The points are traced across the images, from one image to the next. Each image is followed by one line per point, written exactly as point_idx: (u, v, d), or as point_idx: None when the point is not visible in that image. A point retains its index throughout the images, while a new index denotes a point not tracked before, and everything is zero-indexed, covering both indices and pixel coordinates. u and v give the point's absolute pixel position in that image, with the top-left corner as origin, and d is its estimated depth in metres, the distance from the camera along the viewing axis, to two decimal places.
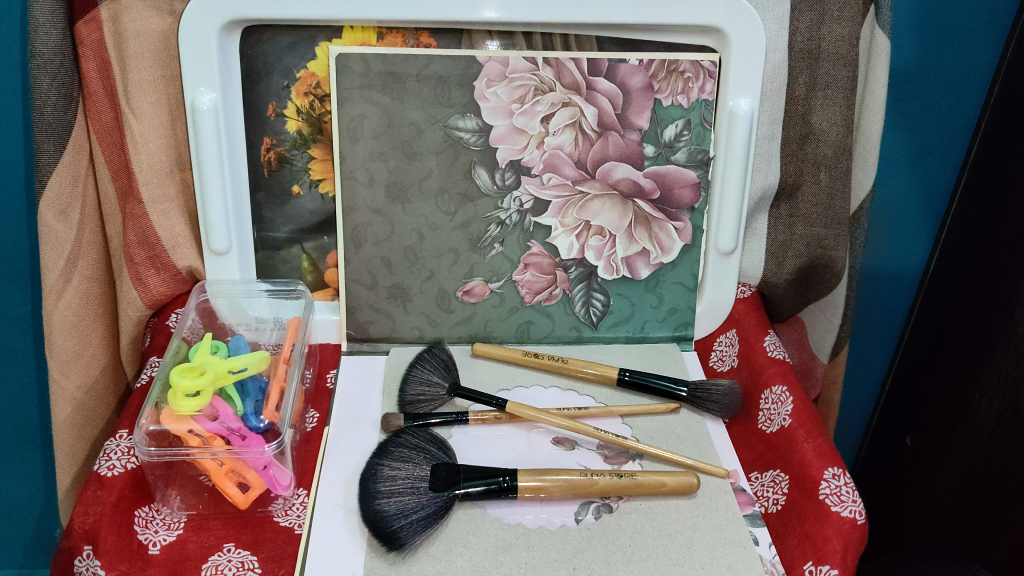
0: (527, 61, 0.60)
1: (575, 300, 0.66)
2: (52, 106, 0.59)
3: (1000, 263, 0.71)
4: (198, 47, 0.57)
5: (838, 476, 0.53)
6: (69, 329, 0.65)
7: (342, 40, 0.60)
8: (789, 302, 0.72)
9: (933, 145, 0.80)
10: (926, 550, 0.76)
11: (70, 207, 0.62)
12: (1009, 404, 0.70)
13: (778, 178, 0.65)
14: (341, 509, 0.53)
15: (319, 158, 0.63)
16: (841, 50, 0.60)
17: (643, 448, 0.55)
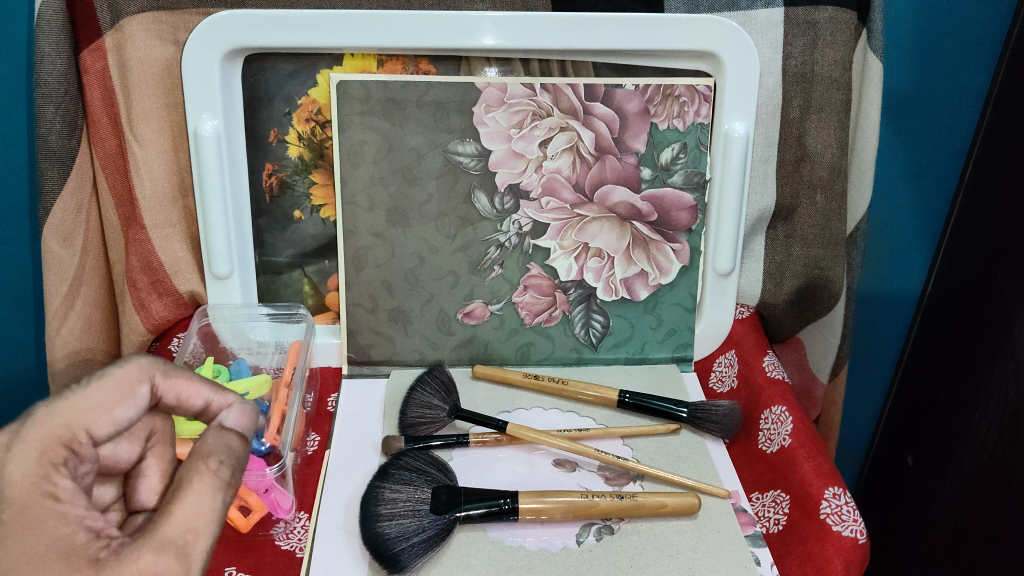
0: (525, 87, 0.61)
1: (575, 321, 0.67)
2: (56, 133, 0.60)
3: (998, 284, 0.72)
4: (202, 75, 0.58)
5: (838, 495, 0.53)
6: (71, 355, 0.65)
7: (342, 67, 0.61)
8: (788, 323, 0.72)
9: (928, 166, 0.81)
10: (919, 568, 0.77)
11: (73, 233, 0.63)
12: (1008, 424, 0.70)
13: (773, 201, 0.66)
14: (342, 532, 0.52)
15: (320, 183, 0.64)
16: (835, 73, 0.61)
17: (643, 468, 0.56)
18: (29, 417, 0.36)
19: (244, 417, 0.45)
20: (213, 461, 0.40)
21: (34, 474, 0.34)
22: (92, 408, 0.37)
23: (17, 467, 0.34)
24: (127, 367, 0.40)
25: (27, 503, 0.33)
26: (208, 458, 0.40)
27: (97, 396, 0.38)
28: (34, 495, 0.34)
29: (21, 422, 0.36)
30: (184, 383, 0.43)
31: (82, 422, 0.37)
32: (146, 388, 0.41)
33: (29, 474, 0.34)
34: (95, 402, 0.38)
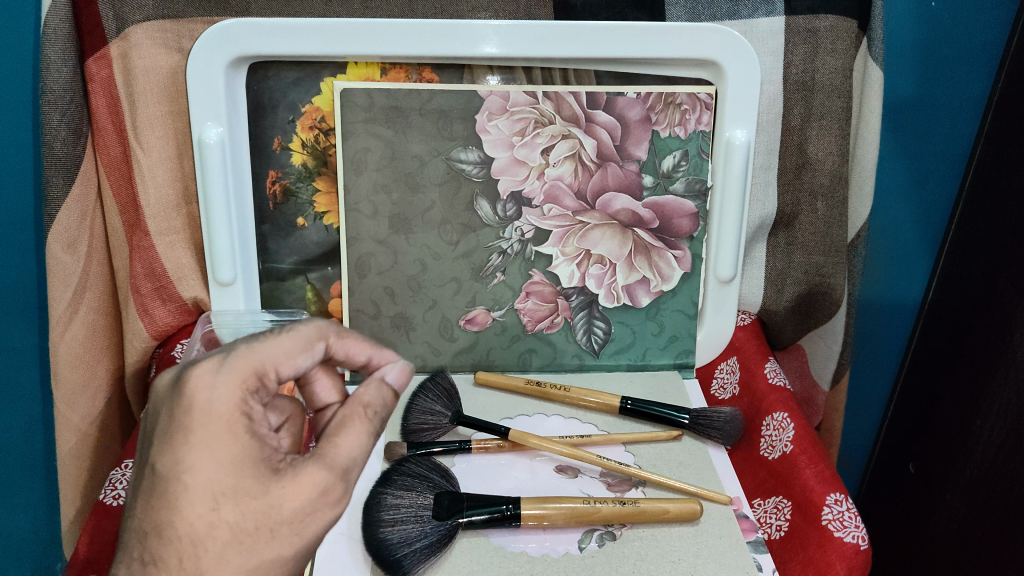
0: (528, 95, 0.61)
1: (577, 327, 0.67)
2: (62, 140, 0.60)
3: (999, 291, 0.72)
4: (206, 83, 0.59)
5: (840, 501, 0.53)
6: (75, 361, 0.65)
7: (346, 75, 0.61)
8: (790, 329, 0.72)
9: (929, 174, 0.81)
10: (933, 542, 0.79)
11: (78, 239, 0.63)
12: (1010, 431, 0.70)
13: (775, 208, 0.66)
14: (344, 538, 0.52)
15: (323, 191, 0.64)
16: (836, 81, 0.61)
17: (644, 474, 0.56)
18: (232, 349, 0.39)
19: (404, 375, 0.45)
20: (369, 409, 0.42)
21: (230, 398, 0.37)
22: (281, 351, 0.40)
23: (217, 390, 0.37)
24: (310, 322, 0.43)
25: (223, 420, 0.37)
26: (365, 407, 0.42)
27: (283, 343, 0.40)
28: (232, 415, 0.37)
29: (225, 353, 0.39)
30: (349, 342, 0.44)
31: (272, 362, 0.40)
32: (323, 344, 0.43)
33: (233, 397, 0.37)
34: (280, 347, 0.40)
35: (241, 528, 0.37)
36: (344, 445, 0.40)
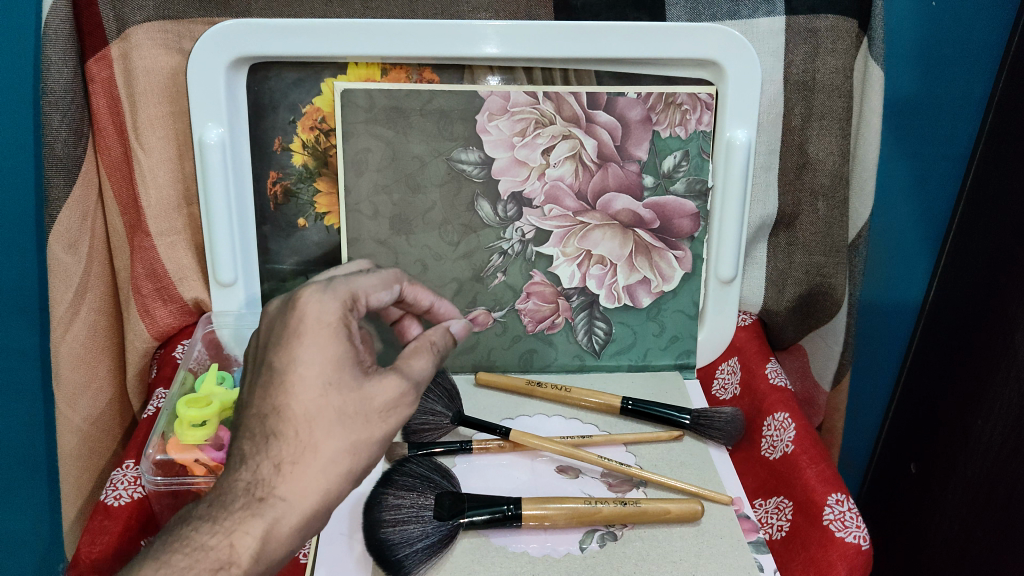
0: (528, 95, 0.61)
1: (579, 327, 0.67)
2: (63, 141, 0.60)
3: (1000, 291, 0.72)
4: (207, 84, 0.59)
5: (841, 501, 0.53)
6: (76, 361, 0.65)
7: (346, 76, 0.61)
8: (790, 330, 0.72)
9: (931, 173, 0.81)
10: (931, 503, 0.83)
11: (79, 240, 0.63)
12: (1012, 430, 0.70)
13: (776, 208, 0.66)
14: (346, 538, 0.52)
15: (324, 191, 0.64)
16: (836, 81, 0.61)
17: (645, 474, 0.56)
18: (332, 281, 0.50)
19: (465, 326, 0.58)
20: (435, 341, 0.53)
21: (334, 310, 0.48)
22: (372, 286, 0.52)
23: (325, 304, 0.48)
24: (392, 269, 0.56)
25: (328, 327, 0.47)
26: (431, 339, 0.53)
27: (372, 279, 0.52)
28: (335, 322, 0.47)
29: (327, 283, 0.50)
30: (416, 289, 0.57)
31: (364, 292, 0.51)
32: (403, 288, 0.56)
33: (335, 310, 0.48)
34: (370, 283, 0.52)
35: (344, 410, 0.45)
36: (414, 364, 0.50)
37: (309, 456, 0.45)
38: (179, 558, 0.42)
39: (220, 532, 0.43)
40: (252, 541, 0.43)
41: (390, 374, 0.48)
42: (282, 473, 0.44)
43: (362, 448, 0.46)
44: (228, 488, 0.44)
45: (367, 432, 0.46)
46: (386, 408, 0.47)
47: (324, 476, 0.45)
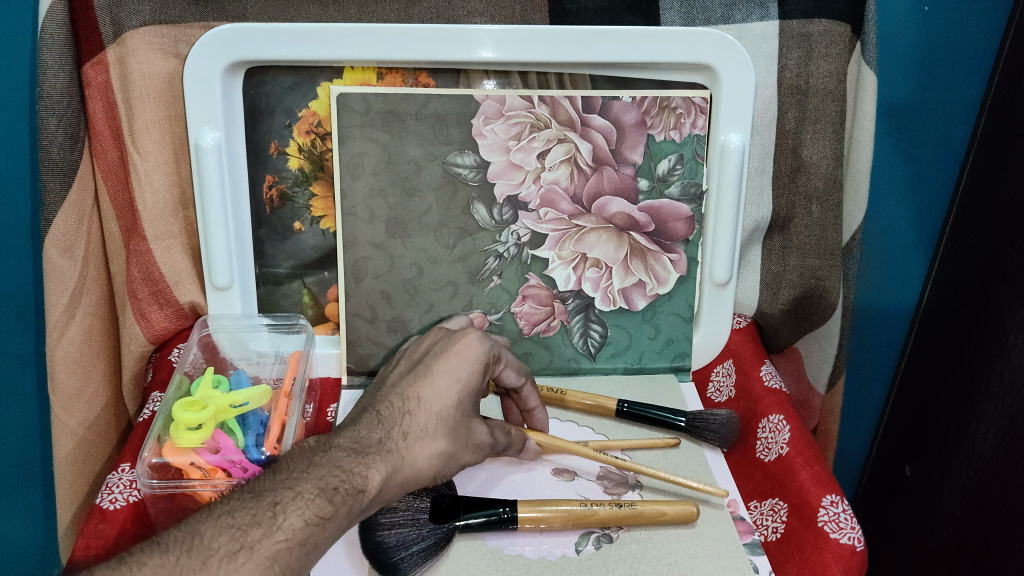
0: (524, 99, 0.61)
1: (575, 330, 0.67)
2: (59, 145, 0.60)
3: (994, 294, 0.72)
4: (204, 89, 0.59)
5: (836, 502, 0.54)
6: (72, 365, 0.65)
7: (342, 80, 0.61)
8: (785, 333, 0.73)
9: (925, 176, 0.81)
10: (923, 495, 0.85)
11: (74, 243, 0.63)
12: (1007, 433, 0.70)
13: (770, 212, 0.67)
14: (342, 542, 0.52)
15: (320, 195, 0.64)
16: (830, 85, 0.62)
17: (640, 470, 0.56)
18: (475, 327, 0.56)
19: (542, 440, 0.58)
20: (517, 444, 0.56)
21: (483, 344, 0.54)
22: (511, 361, 0.56)
23: (483, 344, 0.53)
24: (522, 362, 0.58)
25: (478, 364, 0.52)
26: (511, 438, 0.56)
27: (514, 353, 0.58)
28: (481, 355, 0.53)
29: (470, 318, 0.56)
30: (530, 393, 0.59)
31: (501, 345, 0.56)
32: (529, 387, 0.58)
33: (487, 346, 0.54)
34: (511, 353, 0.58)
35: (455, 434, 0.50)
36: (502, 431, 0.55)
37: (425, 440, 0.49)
38: (333, 474, 0.45)
39: (361, 462, 0.46)
40: (379, 476, 0.46)
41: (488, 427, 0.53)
42: (406, 442, 0.48)
43: (450, 462, 0.50)
44: (367, 426, 0.48)
45: (461, 453, 0.51)
46: (479, 447, 0.53)
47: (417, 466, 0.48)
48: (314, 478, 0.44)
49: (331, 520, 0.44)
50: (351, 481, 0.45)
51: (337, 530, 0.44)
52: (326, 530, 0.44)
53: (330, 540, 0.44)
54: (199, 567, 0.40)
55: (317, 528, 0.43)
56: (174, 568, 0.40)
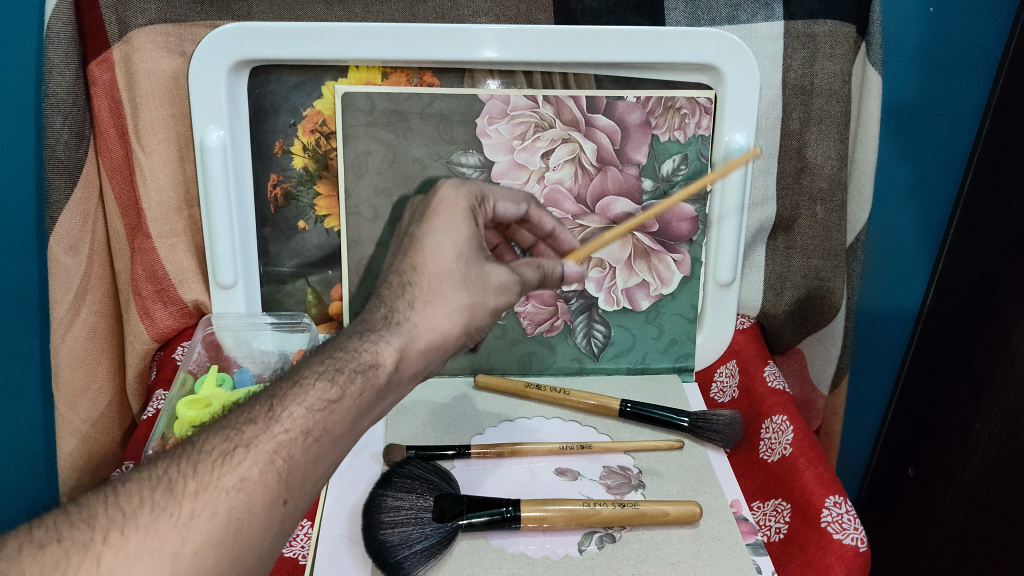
0: (528, 99, 0.61)
1: (578, 332, 0.67)
2: (64, 143, 0.60)
3: (998, 295, 0.72)
4: (209, 88, 0.59)
5: (839, 503, 0.54)
6: (76, 363, 0.66)
7: (347, 79, 0.61)
8: (789, 333, 0.73)
9: (929, 177, 0.81)
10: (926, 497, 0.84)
11: (79, 242, 0.63)
12: (1011, 434, 0.70)
13: (774, 212, 0.67)
14: (344, 539, 0.52)
15: (324, 195, 0.64)
16: (835, 85, 0.62)
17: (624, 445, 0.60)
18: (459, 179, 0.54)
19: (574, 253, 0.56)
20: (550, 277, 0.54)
21: (463, 193, 0.52)
22: (500, 194, 0.56)
23: (458, 192, 0.52)
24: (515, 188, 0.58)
25: (460, 210, 0.51)
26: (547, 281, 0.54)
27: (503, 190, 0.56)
28: (464, 203, 0.51)
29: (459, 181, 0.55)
30: (543, 213, 0.58)
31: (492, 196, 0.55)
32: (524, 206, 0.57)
33: (464, 193, 0.52)
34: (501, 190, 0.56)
35: (461, 274, 0.48)
36: (527, 272, 0.52)
37: (437, 301, 0.47)
38: (335, 355, 0.44)
39: (369, 340, 0.44)
40: (392, 352, 0.45)
41: (505, 267, 0.50)
42: (416, 309, 0.46)
43: (477, 314, 0.48)
44: (371, 309, 0.47)
45: (485, 301, 0.48)
46: (505, 290, 0.49)
47: (440, 327, 0.46)
48: (311, 375, 0.43)
49: (338, 401, 0.42)
50: (348, 371, 0.43)
51: (350, 414, 0.42)
52: (335, 425, 0.42)
53: (342, 428, 0.42)
54: (193, 474, 0.38)
55: (323, 414, 0.42)
56: (164, 482, 0.38)
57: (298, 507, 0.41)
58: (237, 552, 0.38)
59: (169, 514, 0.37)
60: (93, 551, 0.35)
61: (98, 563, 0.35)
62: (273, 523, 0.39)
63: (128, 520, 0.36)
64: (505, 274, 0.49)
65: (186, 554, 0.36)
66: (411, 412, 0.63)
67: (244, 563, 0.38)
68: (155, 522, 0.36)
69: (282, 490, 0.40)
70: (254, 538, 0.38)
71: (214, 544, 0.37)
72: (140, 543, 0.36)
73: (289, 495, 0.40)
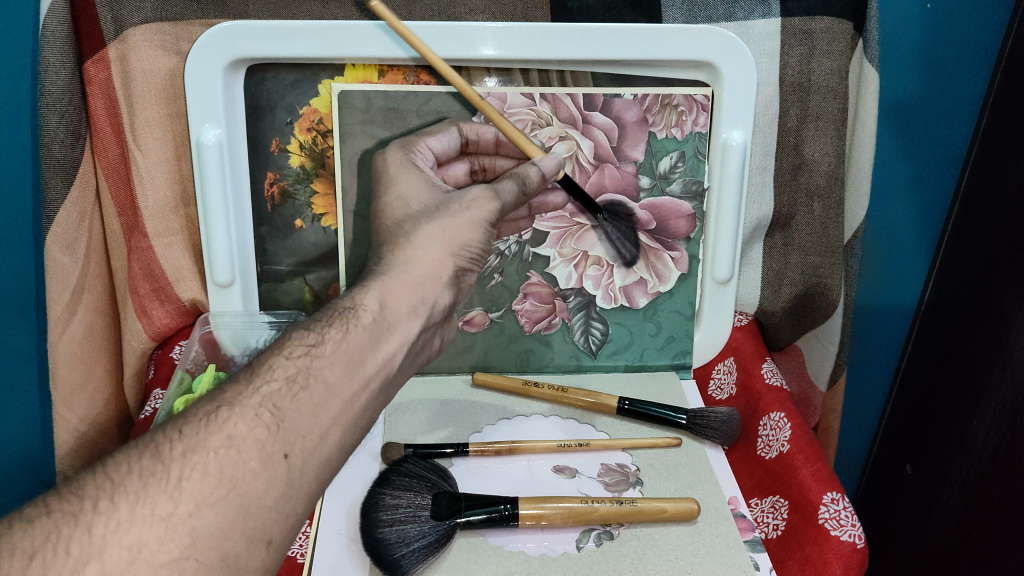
0: (525, 96, 0.61)
1: (610, 231, 0.64)
2: (60, 142, 0.60)
3: (995, 290, 0.72)
4: (205, 86, 0.59)
5: (837, 500, 0.54)
6: (73, 362, 0.66)
7: (343, 77, 0.61)
8: (787, 330, 0.73)
9: (927, 173, 0.81)
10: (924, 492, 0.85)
11: (76, 241, 0.63)
12: (1008, 428, 0.70)
13: (772, 209, 0.67)
14: (342, 539, 0.52)
15: (322, 192, 0.64)
16: (832, 82, 0.62)
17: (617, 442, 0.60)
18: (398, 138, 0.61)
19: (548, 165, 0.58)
20: (526, 180, 0.56)
21: (399, 150, 0.60)
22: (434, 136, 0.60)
23: (394, 153, 0.60)
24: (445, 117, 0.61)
25: (407, 168, 0.59)
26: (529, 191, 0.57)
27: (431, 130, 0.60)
28: (402, 156, 0.59)
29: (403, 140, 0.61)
30: (483, 126, 0.61)
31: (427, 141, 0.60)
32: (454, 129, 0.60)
33: (400, 151, 0.60)
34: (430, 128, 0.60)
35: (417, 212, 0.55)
36: (504, 187, 0.55)
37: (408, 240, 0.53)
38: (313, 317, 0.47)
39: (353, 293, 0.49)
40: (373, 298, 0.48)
41: (478, 189, 0.55)
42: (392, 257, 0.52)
43: (454, 229, 0.53)
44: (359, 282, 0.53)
45: (457, 218, 0.54)
46: (478, 200, 0.55)
47: (419, 261, 0.51)
48: (288, 340, 0.45)
49: (320, 346, 0.44)
50: (326, 329, 0.45)
51: (337, 354, 0.44)
52: (323, 368, 0.43)
53: (332, 369, 0.44)
54: (180, 437, 0.39)
55: (307, 358, 0.43)
56: (151, 449, 0.38)
57: (302, 461, 0.40)
58: (240, 510, 0.37)
59: (159, 478, 0.37)
60: (85, 520, 0.35)
61: (92, 531, 0.35)
62: (274, 480, 0.39)
63: (117, 488, 0.36)
64: (483, 194, 0.55)
65: (182, 515, 0.36)
66: (409, 410, 0.63)
67: (251, 522, 0.38)
68: (145, 488, 0.36)
69: (278, 442, 0.40)
70: (256, 495, 0.38)
71: (210, 503, 0.37)
72: (132, 510, 0.35)
73: (287, 447, 0.40)
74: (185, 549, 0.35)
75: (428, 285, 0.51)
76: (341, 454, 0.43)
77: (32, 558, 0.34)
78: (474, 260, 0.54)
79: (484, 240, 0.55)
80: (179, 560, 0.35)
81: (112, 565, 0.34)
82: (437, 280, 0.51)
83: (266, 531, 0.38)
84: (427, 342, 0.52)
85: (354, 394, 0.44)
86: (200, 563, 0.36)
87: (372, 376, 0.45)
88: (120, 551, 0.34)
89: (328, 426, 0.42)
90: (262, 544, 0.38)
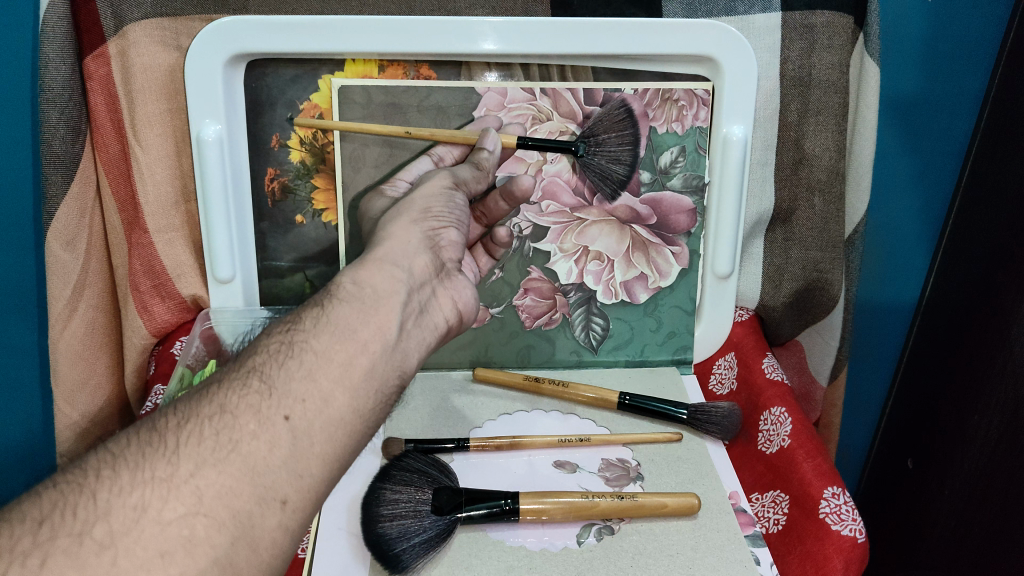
0: (525, 91, 0.61)
1: (595, 163, 0.62)
2: (60, 138, 0.60)
3: (997, 287, 0.72)
4: (204, 80, 0.59)
5: (838, 495, 0.54)
6: (75, 358, 0.66)
7: (344, 72, 0.61)
8: (787, 325, 0.73)
9: (929, 168, 0.81)
10: (926, 488, 0.84)
11: (77, 236, 0.63)
12: (1010, 425, 0.70)
13: (772, 203, 0.67)
14: (343, 533, 0.52)
15: (322, 187, 0.64)
16: (832, 77, 0.61)
17: (616, 437, 0.60)
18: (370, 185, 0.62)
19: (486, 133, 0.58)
20: (479, 160, 0.56)
21: (371, 200, 0.60)
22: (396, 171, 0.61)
23: (371, 203, 0.60)
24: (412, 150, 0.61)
25: (376, 203, 0.60)
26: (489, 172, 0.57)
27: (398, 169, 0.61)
28: (372, 200, 0.60)
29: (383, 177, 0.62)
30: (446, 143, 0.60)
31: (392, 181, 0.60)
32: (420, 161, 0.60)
33: (371, 201, 0.60)
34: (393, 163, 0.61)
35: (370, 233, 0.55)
36: (459, 170, 0.56)
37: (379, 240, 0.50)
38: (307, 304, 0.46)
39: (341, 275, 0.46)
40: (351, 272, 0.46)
41: (441, 176, 0.55)
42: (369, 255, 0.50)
43: (421, 222, 0.50)
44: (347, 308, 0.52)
45: (431, 207, 0.52)
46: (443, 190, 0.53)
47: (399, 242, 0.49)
48: (267, 329, 0.44)
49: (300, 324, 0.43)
50: (302, 312, 0.43)
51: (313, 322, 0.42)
52: (308, 339, 0.41)
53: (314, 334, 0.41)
54: (174, 411, 0.38)
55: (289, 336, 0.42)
56: (146, 425, 0.38)
57: (306, 423, 0.38)
58: (245, 470, 0.36)
59: (156, 449, 0.36)
60: (88, 489, 0.35)
61: (96, 497, 0.34)
62: (278, 441, 0.37)
63: (117, 459, 0.36)
64: (437, 174, 0.55)
65: (183, 476, 0.35)
66: (409, 407, 0.63)
67: (261, 481, 0.36)
68: (144, 456, 0.36)
69: (275, 406, 0.38)
70: (260, 455, 0.37)
71: (212, 464, 0.36)
72: (132, 477, 0.35)
73: (287, 410, 0.38)
74: (193, 506, 0.35)
75: (400, 253, 0.48)
76: (359, 419, 0.40)
77: (42, 524, 0.33)
78: (443, 218, 0.52)
79: (448, 201, 0.53)
80: (187, 516, 0.34)
81: (120, 524, 0.34)
82: (410, 249, 0.48)
83: (278, 491, 0.37)
84: (429, 305, 0.47)
85: (353, 355, 0.41)
86: (210, 519, 0.35)
87: (369, 341, 0.42)
88: (126, 512, 0.34)
89: (330, 388, 0.40)
90: (277, 505, 0.37)
